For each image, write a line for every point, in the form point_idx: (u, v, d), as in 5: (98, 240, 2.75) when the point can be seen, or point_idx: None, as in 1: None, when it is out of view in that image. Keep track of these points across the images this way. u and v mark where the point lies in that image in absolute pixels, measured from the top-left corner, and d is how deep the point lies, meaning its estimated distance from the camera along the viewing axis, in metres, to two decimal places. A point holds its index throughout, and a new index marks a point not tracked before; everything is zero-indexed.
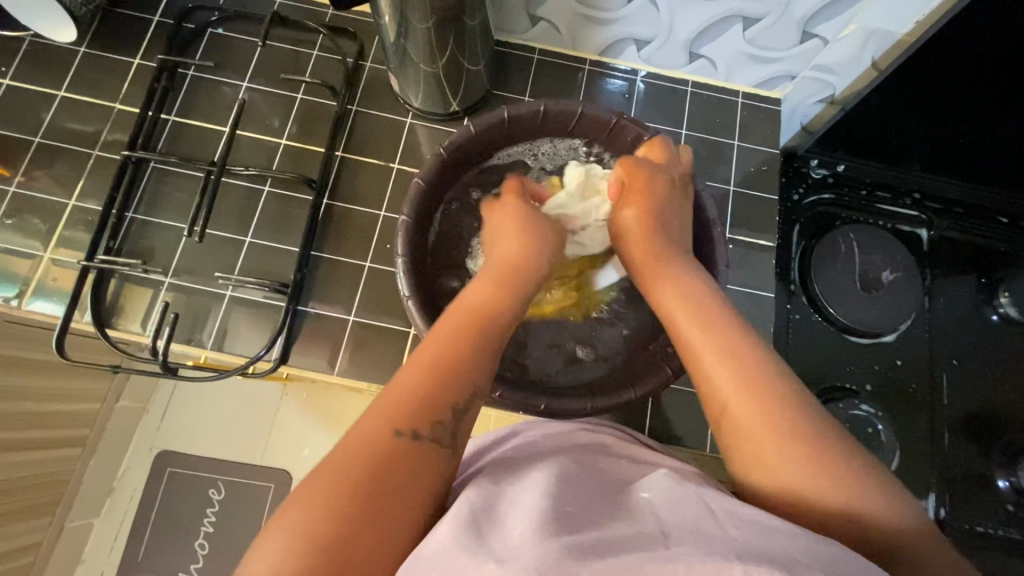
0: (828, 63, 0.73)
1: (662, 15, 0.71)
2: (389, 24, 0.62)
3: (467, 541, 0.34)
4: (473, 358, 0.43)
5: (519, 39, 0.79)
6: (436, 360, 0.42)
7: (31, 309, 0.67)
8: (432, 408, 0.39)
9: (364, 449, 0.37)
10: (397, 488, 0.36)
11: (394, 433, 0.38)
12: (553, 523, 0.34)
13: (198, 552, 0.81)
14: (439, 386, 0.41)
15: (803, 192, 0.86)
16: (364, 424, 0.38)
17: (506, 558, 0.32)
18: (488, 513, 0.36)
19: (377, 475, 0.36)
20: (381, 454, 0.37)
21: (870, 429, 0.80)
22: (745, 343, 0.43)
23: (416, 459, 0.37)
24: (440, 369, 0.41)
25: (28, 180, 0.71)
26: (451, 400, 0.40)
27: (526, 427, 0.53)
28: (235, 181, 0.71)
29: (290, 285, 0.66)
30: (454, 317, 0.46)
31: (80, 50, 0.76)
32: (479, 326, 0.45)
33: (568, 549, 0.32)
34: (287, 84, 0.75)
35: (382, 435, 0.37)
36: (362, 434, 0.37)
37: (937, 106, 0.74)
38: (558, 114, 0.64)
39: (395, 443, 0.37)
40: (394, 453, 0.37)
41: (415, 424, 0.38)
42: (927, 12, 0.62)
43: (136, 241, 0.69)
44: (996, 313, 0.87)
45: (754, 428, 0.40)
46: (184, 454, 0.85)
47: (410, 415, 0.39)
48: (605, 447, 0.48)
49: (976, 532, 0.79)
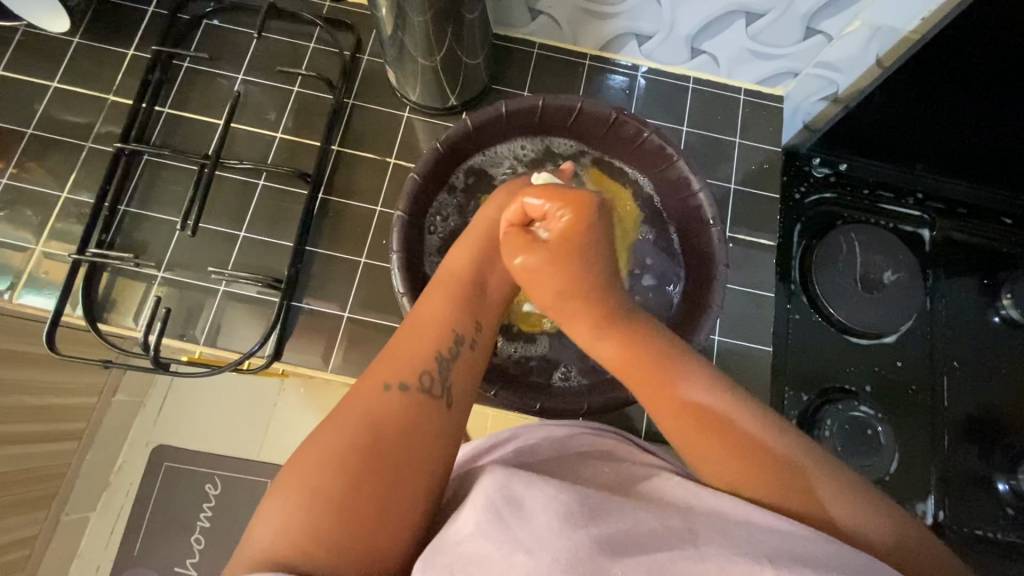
0: (833, 60, 0.73)
1: (664, 10, 0.70)
2: (387, 17, 0.61)
3: (489, 531, 0.33)
4: (456, 317, 0.46)
5: (519, 33, 0.78)
6: (421, 321, 0.45)
7: (23, 304, 0.65)
8: (419, 361, 0.42)
9: (360, 407, 0.39)
10: (397, 441, 0.38)
11: (385, 385, 0.40)
12: (578, 515, 0.34)
13: (194, 547, 0.80)
14: (425, 343, 0.44)
15: (804, 191, 0.85)
16: (358, 385, 0.41)
17: (535, 549, 0.31)
18: (508, 499, 0.35)
19: (374, 429, 0.38)
20: (377, 408, 0.39)
21: (869, 430, 0.79)
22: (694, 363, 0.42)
23: (409, 408, 0.40)
24: (426, 327, 0.45)
25: (21, 173, 0.70)
26: (433, 351, 0.43)
27: (527, 428, 0.50)
28: (230, 174, 0.70)
29: (284, 280, 0.65)
30: (438, 283, 0.49)
31: (74, 41, 0.75)
32: (460, 288, 0.49)
33: (598, 543, 0.32)
34: (283, 78, 0.74)
35: (375, 390, 0.40)
36: (359, 391, 0.40)
37: (941, 104, 0.73)
38: (556, 109, 0.63)
39: (388, 395, 0.40)
40: (393, 405, 0.40)
41: (406, 377, 0.41)
42: (932, 11, 0.61)
43: (129, 235, 0.68)
44: (998, 315, 0.87)
45: (729, 434, 0.39)
46: (179, 448, 0.85)
47: (400, 370, 0.42)
48: (611, 454, 0.47)
49: (974, 535, 0.79)
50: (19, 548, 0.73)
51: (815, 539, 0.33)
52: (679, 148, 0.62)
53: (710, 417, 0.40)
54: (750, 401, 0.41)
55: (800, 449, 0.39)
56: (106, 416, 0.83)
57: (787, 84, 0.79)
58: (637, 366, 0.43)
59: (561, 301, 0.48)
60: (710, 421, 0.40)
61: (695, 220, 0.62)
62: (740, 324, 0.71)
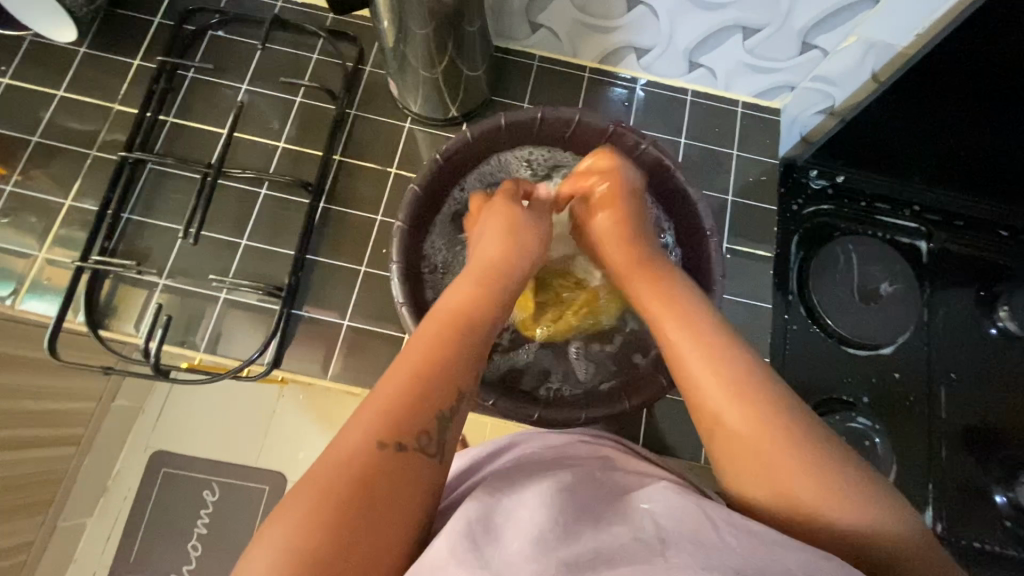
0: (830, 73, 0.75)
1: (663, 24, 0.71)
2: (388, 30, 0.62)
3: (463, 555, 0.34)
4: (458, 366, 0.44)
5: (520, 46, 0.79)
6: (419, 370, 0.42)
7: (25, 308, 0.67)
8: (419, 418, 0.40)
9: (348, 466, 0.36)
10: (388, 506, 0.36)
11: (379, 443, 0.38)
12: (551, 535, 0.34)
13: (191, 554, 0.81)
14: (426, 396, 0.41)
15: (802, 204, 0.85)
16: (348, 436, 0.38)
17: (501, 573, 0.32)
18: (483, 524, 0.36)
19: (363, 493, 0.36)
20: (369, 469, 0.37)
21: (866, 441, 0.80)
22: (733, 355, 0.44)
23: (401, 472, 0.38)
24: (424, 378, 0.42)
25: (25, 180, 0.71)
26: (435, 408, 0.41)
27: (526, 436, 0.51)
28: (233, 184, 0.71)
29: (285, 289, 0.65)
30: (440, 323, 0.46)
31: (80, 51, 0.76)
32: (461, 333, 0.46)
33: (564, 565, 0.32)
34: (287, 88, 0.75)
35: (368, 446, 0.37)
36: (349, 449, 0.37)
37: (934, 120, 0.73)
38: (556, 121, 0.64)
39: (381, 454, 0.37)
40: (384, 465, 0.37)
41: (403, 437, 0.39)
42: (928, 26, 0.62)
43: (131, 243, 0.69)
44: (995, 327, 0.87)
45: (731, 433, 0.41)
46: (178, 455, 0.85)
47: (395, 426, 0.39)
48: (607, 459, 0.47)
49: (973, 548, 0.79)
50: (16, 553, 0.73)
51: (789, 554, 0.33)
52: (676, 160, 0.63)
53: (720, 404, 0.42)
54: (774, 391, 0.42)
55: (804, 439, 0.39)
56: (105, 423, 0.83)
57: (784, 97, 0.81)
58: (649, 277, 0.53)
59: (608, 242, 0.59)
60: (719, 415, 0.42)
61: (691, 228, 0.63)
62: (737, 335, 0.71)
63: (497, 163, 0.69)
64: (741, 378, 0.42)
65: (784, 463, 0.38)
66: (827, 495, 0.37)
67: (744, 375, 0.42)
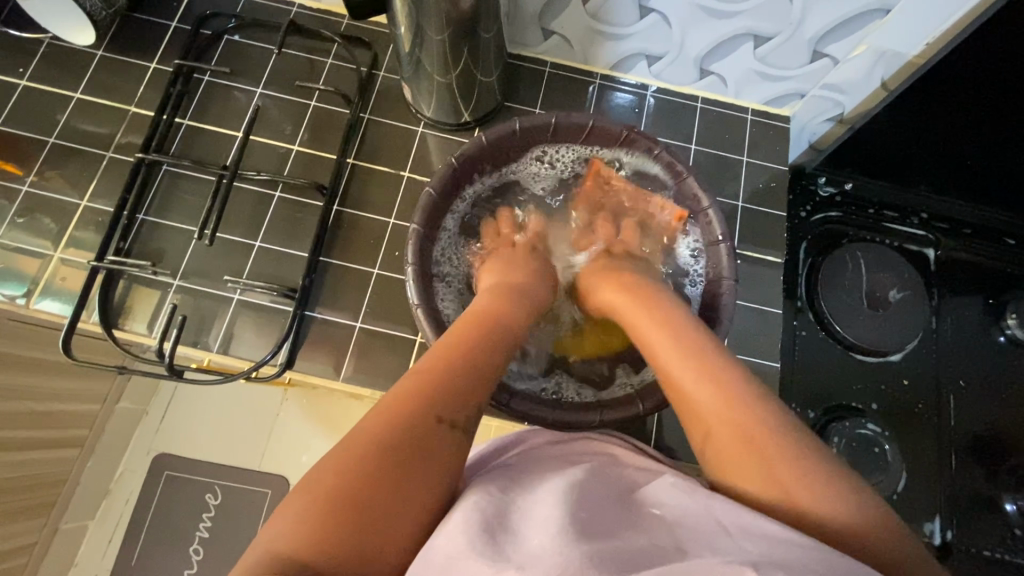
0: (838, 82, 0.73)
1: (674, 32, 0.72)
2: (405, 34, 0.62)
3: (479, 549, 0.34)
4: (498, 366, 0.48)
5: (531, 52, 0.80)
6: (470, 359, 0.46)
7: (39, 308, 0.67)
8: (468, 403, 0.43)
9: (401, 427, 0.39)
10: (421, 469, 0.38)
11: (436, 415, 0.40)
12: (574, 532, 0.35)
13: (193, 558, 0.81)
14: (476, 383, 0.44)
15: (810, 211, 0.87)
16: (407, 403, 0.40)
17: (527, 565, 0.33)
18: (502, 523, 0.37)
19: (408, 456, 0.38)
20: (420, 433, 0.39)
21: (876, 448, 0.79)
22: (727, 370, 0.45)
23: (452, 448, 0.40)
24: (475, 367, 0.45)
25: (41, 181, 0.71)
26: (482, 398, 0.44)
27: (530, 436, 0.53)
28: (248, 187, 0.72)
29: (298, 291, 0.66)
30: (468, 326, 0.50)
31: (97, 54, 0.77)
32: (499, 334, 0.50)
33: (590, 557, 0.33)
34: (301, 92, 0.76)
35: (424, 415, 0.40)
36: (391, 414, 0.39)
37: (941, 127, 0.74)
38: (569, 126, 0.64)
39: (436, 425, 0.40)
40: (436, 435, 0.40)
41: (453, 415, 0.41)
42: (938, 35, 0.63)
43: (146, 243, 0.69)
44: (1003, 334, 0.87)
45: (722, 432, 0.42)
46: (182, 458, 0.86)
47: (450, 404, 0.42)
48: (614, 460, 0.48)
49: (983, 556, 0.78)
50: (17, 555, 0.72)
51: (808, 550, 0.33)
52: (689, 165, 0.63)
53: (707, 407, 0.44)
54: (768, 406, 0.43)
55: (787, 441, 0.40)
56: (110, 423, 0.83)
57: (793, 104, 0.79)
58: (642, 303, 0.56)
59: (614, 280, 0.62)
60: (705, 417, 0.44)
61: (704, 234, 0.63)
62: (749, 341, 0.71)
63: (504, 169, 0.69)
64: (731, 387, 0.44)
65: (757, 454, 0.40)
66: (819, 489, 0.37)
67: (737, 391, 0.44)
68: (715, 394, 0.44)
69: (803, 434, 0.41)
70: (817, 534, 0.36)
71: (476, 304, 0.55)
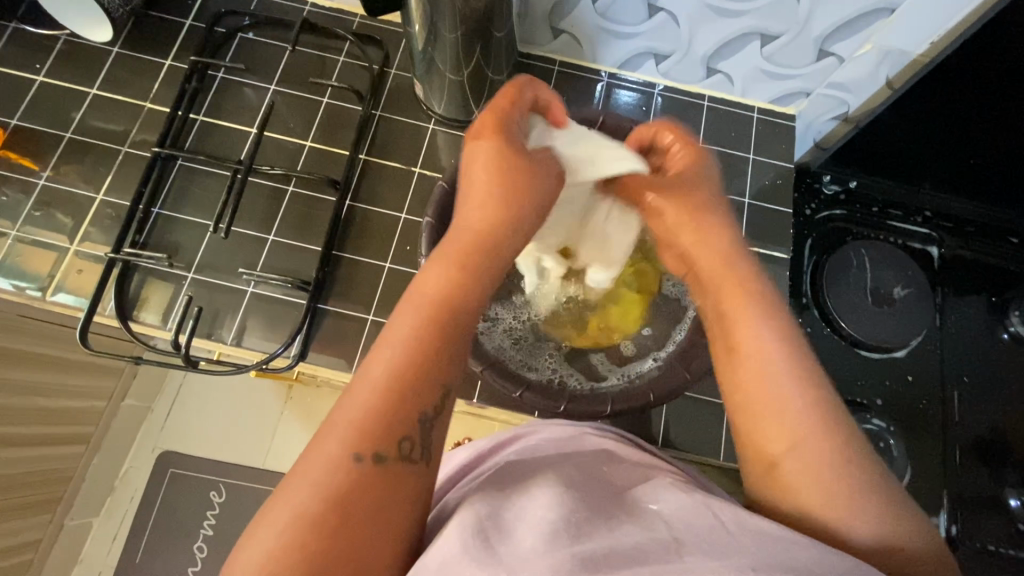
0: (844, 81, 0.74)
1: (682, 31, 0.73)
2: (419, 32, 0.64)
3: (474, 552, 0.35)
4: (439, 366, 0.40)
5: (540, 51, 0.81)
6: (398, 371, 0.39)
7: (55, 302, 0.67)
8: (396, 427, 0.38)
9: (322, 480, 0.35)
10: (363, 517, 0.35)
11: (355, 455, 0.36)
12: (564, 532, 0.35)
13: (196, 555, 0.81)
14: (409, 398, 0.39)
15: (815, 209, 0.88)
16: (324, 450, 0.36)
17: (517, 569, 0.33)
18: (494, 520, 0.37)
19: (337, 510, 0.35)
20: (341, 483, 0.35)
21: (881, 443, 0.80)
22: (790, 357, 0.44)
23: (385, 480, 0.36)
24: (404, 379, 0.39)
25: (56, 176, 0.72)
26: (415, 412, 0.39)
27: (531, 428, 0.51)
28: (262, 181, 0.73)
29: (312, 283, 0.67)
30: (410, 317, 0.42)
31: (113, 50, 0.78)
32: (442, 325, 0.42)
33: (580, 561, 0.34)
34: (314, 89, 0.77)
35: (342, 462, 0.36)
36: (320, 461, 0.36)
37: (943, 125, 0.76)
38: (580, 122, 0.65)
39: (358, 467, 0.36)
40: (362, 479, 0.36)
41: (379, 446, 0.37)
42: (942, 34, 0.65)
43: (162, 236, 0.70)
44: (1007, 332, 0.88)
45: (768, 429, 0.42)
46: (188, 457, 0.87)
47: (374, 436, 0.37)
48: (611, 454, 0.46)
49: (988, 551, 0.79)
50: None
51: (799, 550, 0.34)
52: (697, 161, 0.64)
53: (762, 397, 0.43)
54: (819, 398, 0.42)
55: (825, 442, 0.40)
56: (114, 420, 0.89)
57: (799, 103, 0.80)
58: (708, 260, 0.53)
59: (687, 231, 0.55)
60: (750, 404, 0.43)
61: None
62: None
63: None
64: (793, 371, 0.43)
65: (792, 458, 0.41)
66: (840, 495, 0.38)
67: (791, 381, 0.43)
68: (770, 384, 0.43)
69: (838, 432, 0.41)
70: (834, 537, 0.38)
71: (417, 281, 0.45)
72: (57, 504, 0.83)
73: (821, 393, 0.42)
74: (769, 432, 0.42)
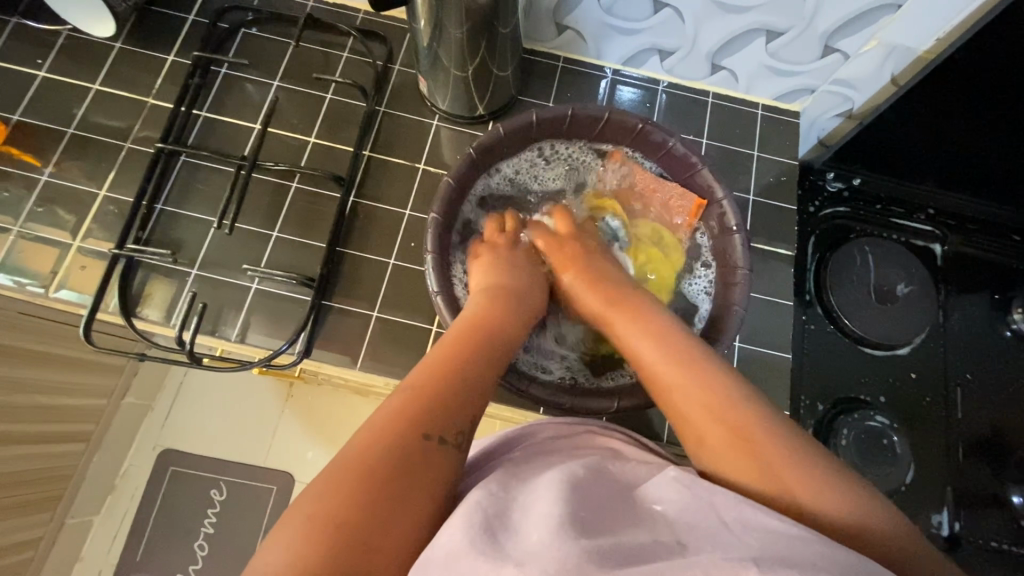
0: (849, 78, 0.74)
1: (687, 27, 0.73)
2: (424, 29, 0.63)
3: (478, 545, 0.35)
4: (488, 377, 0.47)
5: (545, 48, 0.81)
6: (455, 373, 0.45)
7: (57, 299, 0.66)
8: (456, 416, 0.42)
9: (391, 446, 0.39)
10: (406, 494, 0.38)
11: (424, 435, 0.40)
12: (570, 529, 0.35)
13: (197, 554, 0.86)
14: (464, 394, 0.44)
15: (819, 206, 0.88)
16: (391, 424, 0.40)
17: (524, 562, 0.33)
18: (500, 519, 0.37)
19: (397, 477, 0.38)
20: (405, 453, 0.39)
21: (884, 441, 0.80)
22: (701, 360, 0.48)
23: (441, 461, 0.40)
24: (459, 380, 0.45)
25: (58, 172, 0.72)
26: (470, 412, 0.44)
27: (537, 426, 0.50)
28: (265, 177, 0.72)
29: (316, 280, 0.67)
30: (455, 337, 0.50)
31: (116, 45, 0.77)
32: (482, 342, 0.50)
33: (587, 554, 0.33)
34: (318, 85, 0.77)
35: (408, 436, 0.40)
36: (383, 433, 0.40)
37: (947, 121, 0.76)
38: (586, 118, 0.65)
39: (423, 444, 0.40)
40: (425, 455, 0.40)
41: (440, 431, 0.41)
42: (947, 31, 0.65)
43: (165, 233, 0.70)
44: (1009, 329, 0.88)
45: (710, 427, 0.43)
46: (186, 455, 0.91)
47: (435, 421, 0.41)
48: (616, 454, 0.46)
49: (989, 547, 0.79)
50: None
51: (806, 543, 0.33)
52: (703, 156, 0.64)
53: (689, 399, 0.45)
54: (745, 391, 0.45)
55: (767, 430, 0.42)
56: (114, 419, 0.89)
57: (804, 101, 0.80)
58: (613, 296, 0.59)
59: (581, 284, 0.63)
60: (684, 408, 0.46)
61: (717, 225, 0.64)
62: (760, 333, 0.71)
63: (514, 166, 0.70)
64: (703, 372, 0.47)
65: (746, 442, 0.41)
66: (809, 478, 0.39)
67: (713, 377, 0.46)
68: (688, 388, 0.46)
69: (779, 420, 0.43)
70: (818, 524, 0.37)
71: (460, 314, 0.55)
72: (58, 502, 0.82)
73: (744, 384, 0.46)
74: (707, 425, 0.43)
